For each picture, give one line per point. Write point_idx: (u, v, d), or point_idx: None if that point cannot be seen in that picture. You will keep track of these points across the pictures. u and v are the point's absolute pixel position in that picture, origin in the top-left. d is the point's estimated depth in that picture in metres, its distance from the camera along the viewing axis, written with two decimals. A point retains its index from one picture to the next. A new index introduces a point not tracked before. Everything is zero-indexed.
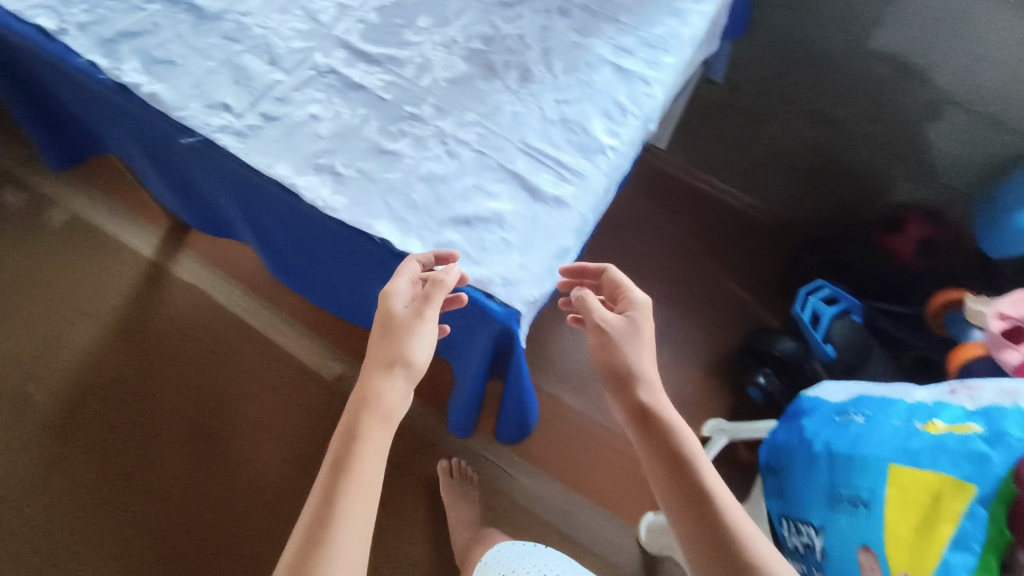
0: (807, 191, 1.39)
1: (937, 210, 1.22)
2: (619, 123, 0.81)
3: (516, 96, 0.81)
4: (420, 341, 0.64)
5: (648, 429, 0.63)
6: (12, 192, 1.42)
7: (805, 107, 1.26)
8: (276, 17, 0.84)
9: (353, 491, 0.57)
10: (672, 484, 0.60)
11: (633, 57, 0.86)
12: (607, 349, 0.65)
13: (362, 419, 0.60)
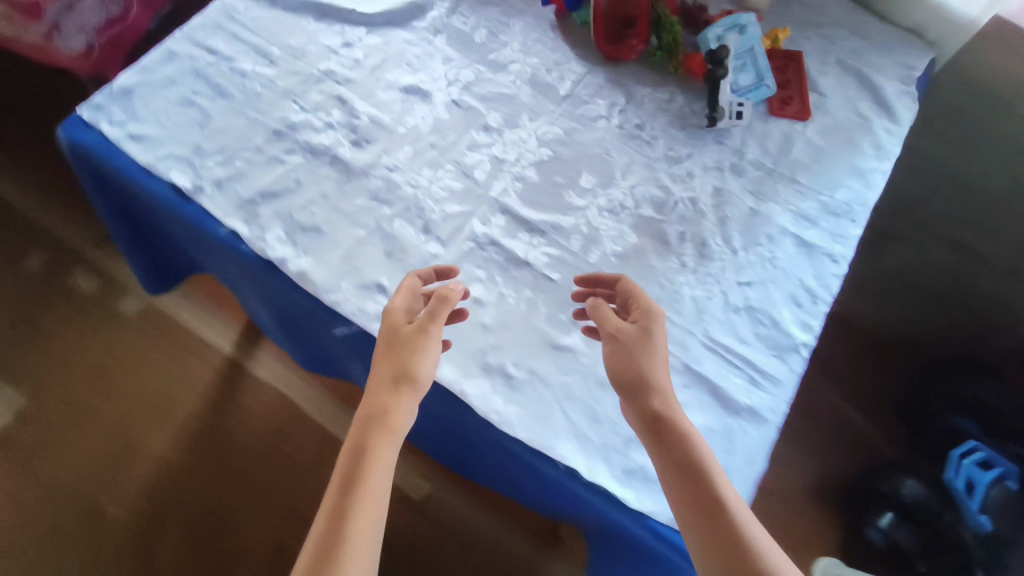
0: (924, 316, 1.28)
1: None
2: (810, 312, 0.73)
3: (695, 276, 0.73)
4: (421, 350, 0.58)
5: (663, 440, 0.56)
6: (83, 275, 1.32)
7: (945, 235, 1.21)
8: (426, 172, 0.75)
9: (365, 499, 0.52)
10: (700, 505, 0.53)
11: (816, 228, 0.78)
12: (618, 361, 0.59)
13: (369, 439, 0.54)
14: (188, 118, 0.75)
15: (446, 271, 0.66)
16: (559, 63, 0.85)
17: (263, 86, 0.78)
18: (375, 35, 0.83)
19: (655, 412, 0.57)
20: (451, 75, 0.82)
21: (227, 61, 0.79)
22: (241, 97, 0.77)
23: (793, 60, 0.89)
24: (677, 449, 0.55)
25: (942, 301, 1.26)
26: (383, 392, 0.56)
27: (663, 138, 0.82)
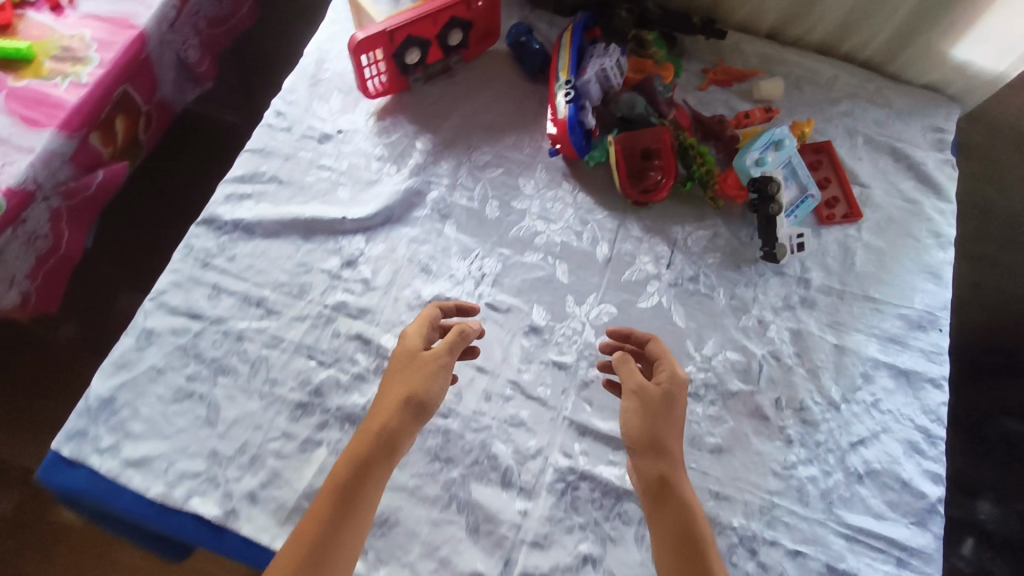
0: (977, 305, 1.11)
1: None
2: (935, 458, 0.67)
3: (805, 450, 0.66)
4: (432, 386, 0.57)
5: (662, 502, 0.55)
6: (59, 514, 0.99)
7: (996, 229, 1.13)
8: (484, 405, 0.65)
9: (352, 531, 0.51)
10: (682, 548, 0.53)
11: (907, 350, 0.72)
12: (631, 415, 0.58)
13: (383, 463, 0.54)
14: (192, 416, 0.62)
15: (468, 309, 0.66)
16: (586, 221, 0.75)
17: (267, 345, 0.66)
18: (376, 243, 0.72)
19: (660, 474, 0.56)
20: (475, 270, 0.72)
21: (217, 325, 0.66)
22: (247, 369, 0.64)
23: (824, 152, 0.82)
24: (670, 510, 0.55)
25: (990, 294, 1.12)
26: (396, 416, 0.55)
27: (722, 284, 0.74)
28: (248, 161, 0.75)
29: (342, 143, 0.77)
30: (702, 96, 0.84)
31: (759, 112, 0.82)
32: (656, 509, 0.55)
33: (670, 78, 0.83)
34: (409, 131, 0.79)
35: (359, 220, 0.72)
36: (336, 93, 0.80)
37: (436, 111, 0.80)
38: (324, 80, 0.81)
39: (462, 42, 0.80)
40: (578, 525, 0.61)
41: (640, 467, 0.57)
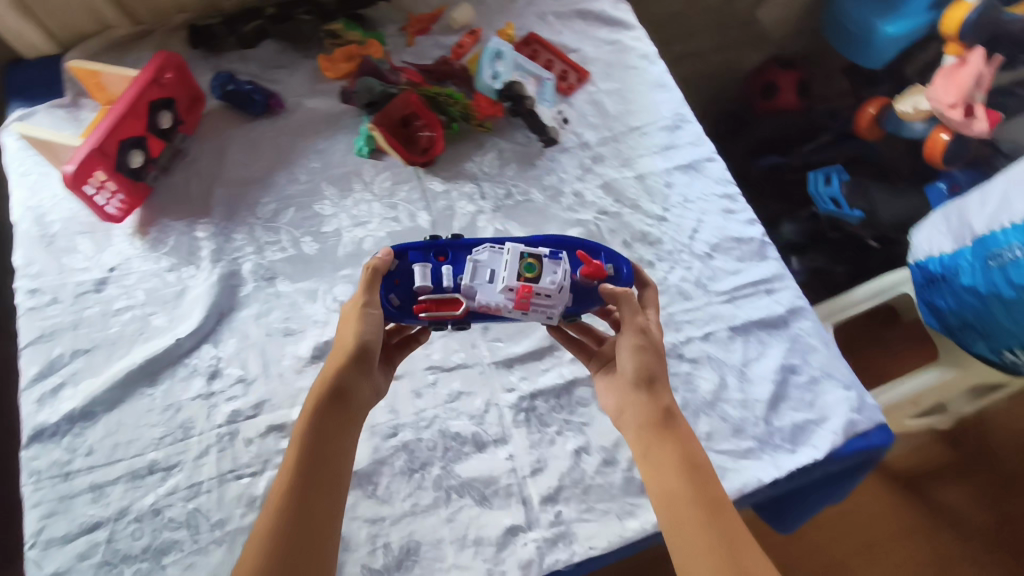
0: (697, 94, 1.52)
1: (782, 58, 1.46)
2: (744, 210, 0.83)
3: (664, 262, 0.78)
4: (371, 330, 0.58)
5: (665, 434, 0.55)
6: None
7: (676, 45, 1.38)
8: (421, 403, 0.67)
9: (323, 492, 0.50)
10: (687, 474, 0.52)
11: (680, 148, 0.87)
12: (624, 360, 0.59)
13: (333, 418, 0.53)
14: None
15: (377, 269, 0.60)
16: (395, 205, 0.79)
17: (213, 474, 0.62)
18: (225, 341, 0.68)
19: (667, 405, 0.56)
20: (333, 303, 0.72)
21: (124, 516, 0.60)
22: (189, 529, 0.59)
23: (533, 43, 0.92)
24: (667, 446, 0.54)
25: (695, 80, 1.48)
26: (344, 354, 0.56)
27: (530, 185, 0.82)
28: (35, 356, 0.66)
29: (124, 277, 0.71)
30: (415, 50, 0.91)
31: (467, 39, 0.89)
32: (647, 442, 0.55)
33: (379, 51, 0.87)
34: (183, 226, 0.75)
35: (194, 332, 0.68)
36: (80, 237, 0.72)
37: (196, 195, 0.77)
38: (55, 233, 0.72)
39: (175, 120, 0.77)
40: (556, 434, 0.66)
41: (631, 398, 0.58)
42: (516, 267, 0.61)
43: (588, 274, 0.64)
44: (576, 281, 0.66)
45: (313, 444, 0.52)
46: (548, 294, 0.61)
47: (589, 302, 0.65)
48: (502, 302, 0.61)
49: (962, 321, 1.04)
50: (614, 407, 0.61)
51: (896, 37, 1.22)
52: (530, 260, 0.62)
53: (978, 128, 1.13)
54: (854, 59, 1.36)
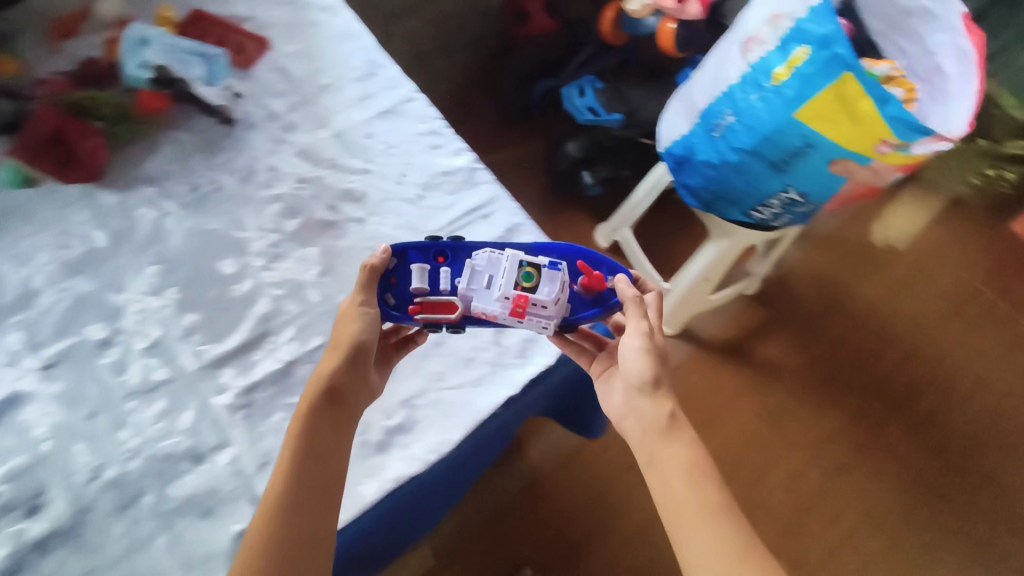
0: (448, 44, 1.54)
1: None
2: (449, 141, 0.81)
3: (373, 214, 0.75)
4: (373, 330, 0.61)
5: (674, 436, 0.65)
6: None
7: None
8: (123, 435, 0.61)
9: (317, 488, 0.54)
10: (694, 476, 0.62)
11: (378, 95, 0.83)
12: (631, 362, 0.66)
13: (334, 416, 0.58)
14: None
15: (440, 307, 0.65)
16: (63, 231, 0.70)
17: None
18: None
19: (671, 410, 0.66)
20: (3, 356, 0.64)
21: None
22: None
23: (200, 22, 0.86)
24: (679, 451, 0.64)
25: None
26: (341, 354, 0.59)
27: (218, 171, 0.76)
28: None
29: None
30: (61, 57, 0.81)
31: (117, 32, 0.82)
32: (653, 446, 0.65)
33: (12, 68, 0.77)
34: None
35: None
36: None
37: None
38: None
39: None
40: (278, 421, 0.63)
41: (653, 401, 0.67)
42: (515, 276, 0.65)
43: (586, 286, 0.68)
44: (576, 290, 0.69)
45: (314, 444, 0.55)
46: (544, 305, 0.65)
47: (579, 308, 0.69)
48: (498, 310, 0.64)
49: (713, 194, 1.09)
50: (619, 410, 0.70)
51: None
52: (528, 269, 0.66)
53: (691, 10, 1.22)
54: None
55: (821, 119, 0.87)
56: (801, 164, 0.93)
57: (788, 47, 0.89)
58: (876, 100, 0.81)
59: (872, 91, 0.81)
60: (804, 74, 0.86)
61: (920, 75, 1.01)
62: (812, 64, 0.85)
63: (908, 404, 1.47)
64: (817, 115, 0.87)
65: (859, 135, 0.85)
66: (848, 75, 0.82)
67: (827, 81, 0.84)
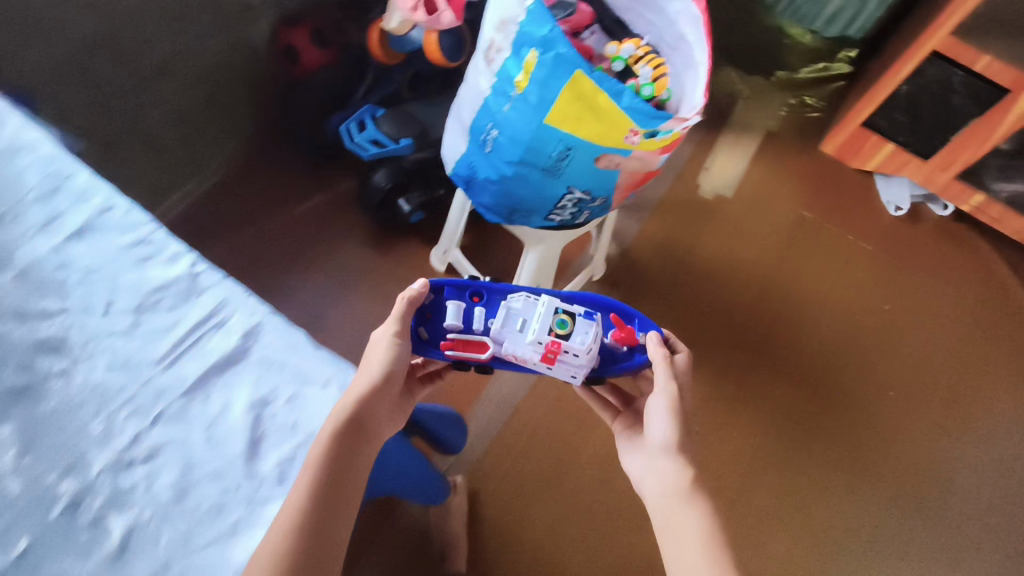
0: (224, 92, 1.36)
1: (285, 19, 1.36)
2: (161, 248, 0.72)
3: (78, 361, 0.65)
4: (399, 360, 0.74)
5: (692, 497, 0.77)
6: None
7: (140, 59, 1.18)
8: None
9: (344, 487, 0.63)
10: (707, 532, 0.74)
11: (65, 213, 0.72)
12: (660, 427, 0.82)
13: (368, 427, 0.68)
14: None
15: (476, 341, 0.86)
16: None
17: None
18: None
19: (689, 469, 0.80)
20: None
21: None
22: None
23: None
24: (693, 512, 0.76)
25: (202, 78, 1.30)
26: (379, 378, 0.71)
27: None
28: None
29: None
30: None
31: None
32: (670, 509, 0.78)
33: None
34: None
35: None
36: None
37: None
38: None
39: None
40: None
41: (664, 455, 0.81)
42: (550, 324, 0.85)
43: (620, 339, 0.89)
44: (606, 343, 0.91)
45: (341, 452, 0.64)
46: (575, 352, 0.84)
47: (614, 359, 0.91)
48: (528, 353, 0.85)
49: (508, 209, 1.04)
50: (641, 472, 0.84)
51: None
52: (561, 318, 0.86)
53: (447, 20, 1.14)
54: None
55: (571, 120, 0.83)
56: (572, 165, 0.90)
57: (521, 52, 0.84)
58: (612, 94, 0.78)
59: (605, 86, 0.77)
60: (541, 78, 0.82)
61: (667, 48, 1.01)
62: (544, 68, 0.81)
63: (768, 347, 1.52)
64: (567, 117, 0.83)
65: (610, 130, 0.82)
66: (579, 72, 0.78)
67: (564, 81, 0.80)
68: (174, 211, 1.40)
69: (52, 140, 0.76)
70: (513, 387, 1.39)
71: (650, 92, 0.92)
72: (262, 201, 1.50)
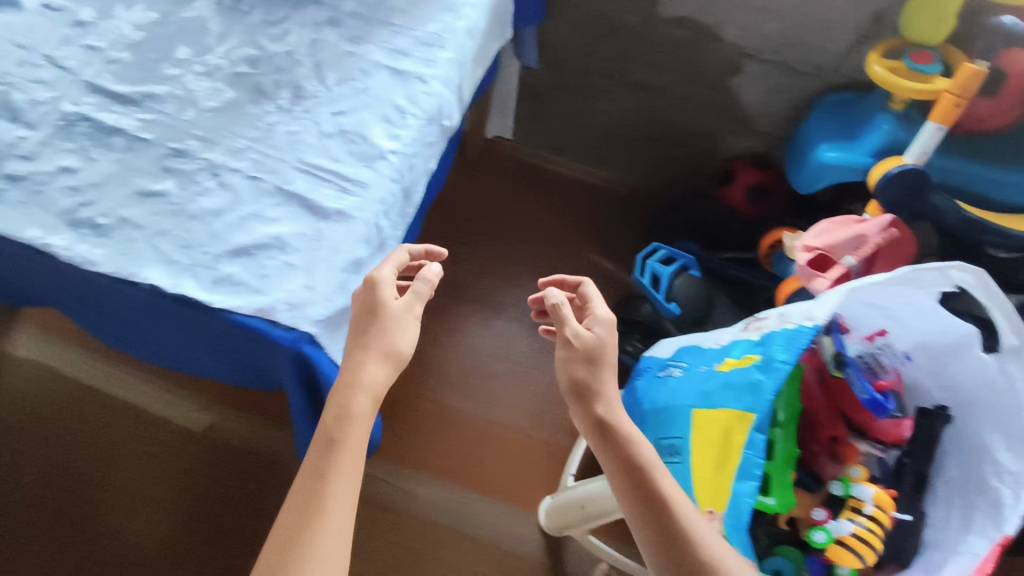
0: (656, 156, 1.46)
1: (761, 160, 1.33)
2: (400, 126, 0.81)
3: (289, 115, 0.80)
4: (406, 334, 0.70)
5: (610, 440, 0.63)
6: (89, 365, 1.29)
7: (628, 80, 1.31)
8: (15, 69, 0.78)
9: (343, 495, 0.61)
10: (629, 473, 0.62)
11: (409, 58, 0.86)
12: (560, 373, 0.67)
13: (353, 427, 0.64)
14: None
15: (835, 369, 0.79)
16: None
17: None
18: None
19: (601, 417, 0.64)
20: None
21: None
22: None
23: None
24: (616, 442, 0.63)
25: (653, 133, 1.41)
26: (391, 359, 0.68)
27: (262, 7, 0.88)
28: None
29: None
30: None
31: None
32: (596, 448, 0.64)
33: None
34: None
35: None
36: None
37: None
38: None
39: None
40: (54, 181, 0.72)
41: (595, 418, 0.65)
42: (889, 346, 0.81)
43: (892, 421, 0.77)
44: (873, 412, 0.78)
45: (342, 440, 0.63)
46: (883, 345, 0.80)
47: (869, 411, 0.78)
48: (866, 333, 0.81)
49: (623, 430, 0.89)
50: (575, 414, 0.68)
51: (829, 163, 1.06)
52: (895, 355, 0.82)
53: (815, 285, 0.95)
54: (791, 182, 1.18)
55: (704, 432, 0.66)
56: (671, 472, 0.71)
57: (757, 347, 0.68)
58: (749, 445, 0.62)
59: (762, 433, 0.61)
60: (772, 362, 0.64)
61: (920, 556, 0.71)
62: (760, 371, 0.64)
63: None
64: (705, 424, 0.67)
65: (709, 483, 0.64)
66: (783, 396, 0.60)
67: (744, 406, 0.63)
68: (551, 162, 1.60)
69: (484, 12, 0.94)
70: (465, 509, 1.25)
71: (833, 538, 0.73)
72: (585, 223, 1.55)
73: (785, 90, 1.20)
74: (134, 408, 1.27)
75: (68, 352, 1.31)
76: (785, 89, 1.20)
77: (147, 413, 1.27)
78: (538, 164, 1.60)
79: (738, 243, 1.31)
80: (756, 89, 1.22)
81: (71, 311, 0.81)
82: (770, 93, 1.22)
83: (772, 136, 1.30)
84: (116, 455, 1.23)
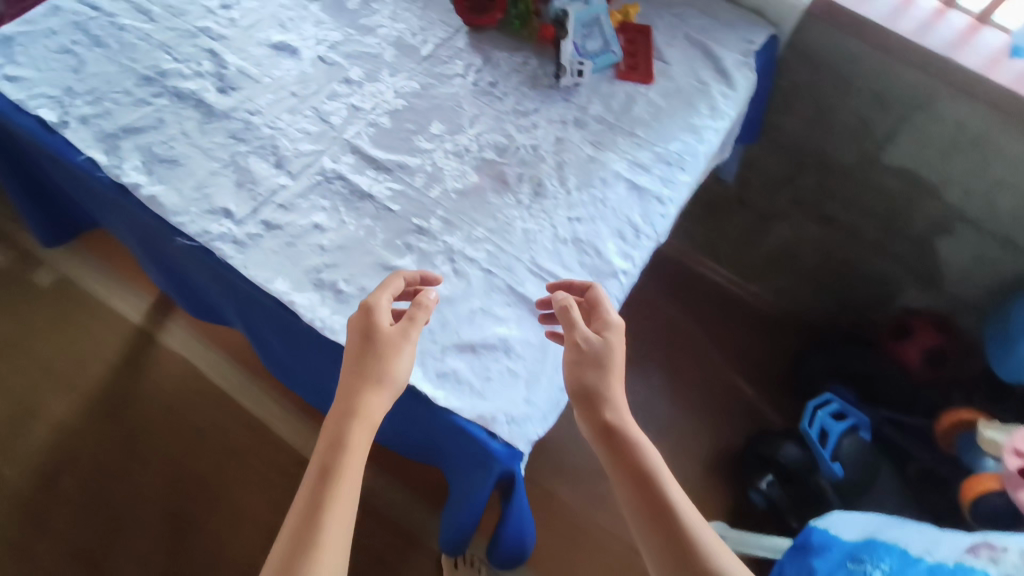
0: (820, 290, 1.38)
1: (946, 322, 1.22)
2: (633, 245, 0.79)
3: (528, 211, 0.79)
4: (405, 361, 0.61)
5: (616, 447, 0.61)
6: (227, 370, 1.33)
7: (818, 212, 1.26)
8: (286, 117, 0.82)
9: (341, 506, 0.56)
10: (640, 480, 0.60)
11: (648, 174, 0.85)
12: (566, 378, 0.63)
13: (352, 430, 0.58)
14: (46, 98, 0.78)
15: None
16: (422, 29, 0.92)
17: (138, 38, 0.85)
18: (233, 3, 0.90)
19: (608, 423, 0.61)
20: (325, 37, 0.90)
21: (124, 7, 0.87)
22: (65, 93, 0.79)
23: (642, 34, 0.96)
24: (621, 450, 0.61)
25: (826, 267, 1.34)
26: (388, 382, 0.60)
27: (514, 95, 0.89)
28: None
29: None
30: None
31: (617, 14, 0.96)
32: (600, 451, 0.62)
33: None
34: None
35: None
36: None
37: None
38: None
39: None
40: (305, 235, 0.74)
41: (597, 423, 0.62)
42: None
43: None
44: None
45: (338, 450, 0.57)
46: None
47: None
48: None
49: None
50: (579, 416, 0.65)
51: None
52: None
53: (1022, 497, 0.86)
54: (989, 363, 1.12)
55: None
56: None
57: None
58: None
59: None
60: None
61: None
62: None
63: None
64: None
65: None
66: None
67: None
68: (700, 268, 1.53)
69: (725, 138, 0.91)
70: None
71: None
72: (726, 338, 1.47)
73: (997, 263, 1.11)
74: (258, 423, 1.29)
75: (210, 352, 1.35)
76: (997, 261, 1.10)
77: (269, 430, 1.28)
78: (685, 265, 1.54)
79: (904, 405, 1.23)
80: (963, 256, 1.14)
81: (268, 349, 0.82)
82: (977, 262, 1.13)
83: (964, 302, 1.19)
84: (235, 468, 1.24)
